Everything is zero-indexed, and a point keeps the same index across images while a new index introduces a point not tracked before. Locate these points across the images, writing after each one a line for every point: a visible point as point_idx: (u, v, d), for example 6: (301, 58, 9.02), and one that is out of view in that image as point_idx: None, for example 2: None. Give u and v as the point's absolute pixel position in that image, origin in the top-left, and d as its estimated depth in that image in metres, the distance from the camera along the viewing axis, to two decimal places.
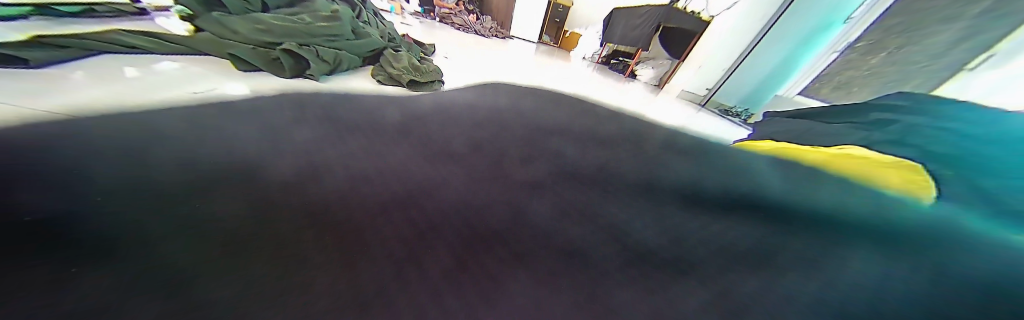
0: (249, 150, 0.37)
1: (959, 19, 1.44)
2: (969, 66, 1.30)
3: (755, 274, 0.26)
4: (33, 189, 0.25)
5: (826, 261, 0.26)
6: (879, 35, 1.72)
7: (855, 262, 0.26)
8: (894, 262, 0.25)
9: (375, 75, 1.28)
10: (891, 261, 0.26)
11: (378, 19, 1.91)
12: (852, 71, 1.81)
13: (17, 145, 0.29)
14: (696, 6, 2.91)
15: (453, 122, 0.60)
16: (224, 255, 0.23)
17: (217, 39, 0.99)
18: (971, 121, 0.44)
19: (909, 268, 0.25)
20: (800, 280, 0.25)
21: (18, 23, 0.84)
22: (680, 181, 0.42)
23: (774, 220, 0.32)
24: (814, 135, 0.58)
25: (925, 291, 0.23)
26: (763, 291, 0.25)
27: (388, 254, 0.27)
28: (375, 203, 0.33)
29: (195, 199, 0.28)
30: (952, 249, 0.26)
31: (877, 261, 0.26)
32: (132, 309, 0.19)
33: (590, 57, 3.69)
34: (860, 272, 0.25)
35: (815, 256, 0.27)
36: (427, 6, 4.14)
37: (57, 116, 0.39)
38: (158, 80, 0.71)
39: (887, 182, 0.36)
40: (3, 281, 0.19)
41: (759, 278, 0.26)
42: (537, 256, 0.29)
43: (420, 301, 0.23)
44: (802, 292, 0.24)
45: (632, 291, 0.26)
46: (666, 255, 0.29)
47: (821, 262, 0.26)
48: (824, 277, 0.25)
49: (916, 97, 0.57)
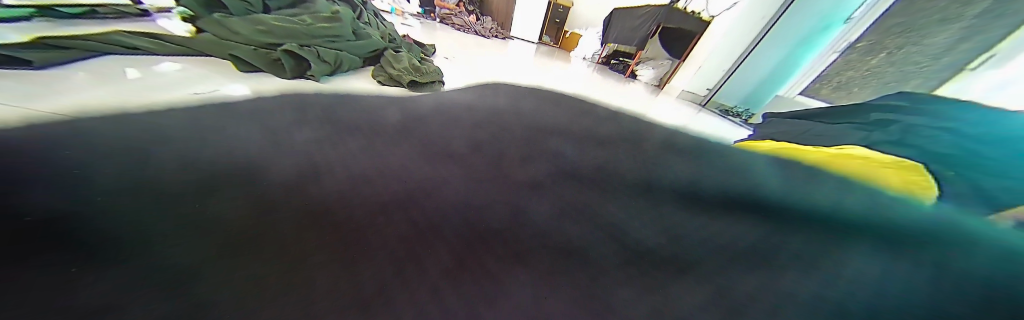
0: (251, 150, 0.37)
1: (958, 19, 1.45)
2: (970, 67, 1.29)
3: (753, 274, 0.26)
4: (38, 190, 0.25)
5: (825, 260, 0.26)
6: (877, 36, 1.72)
7: (853, 261, 0.26)
8: (894, 261, 0.25)
9: (375, 76, 1.28)
10: (890, 259, 0.26)
11: (379, 19, 1.92)
12: (852, 71, 1.80)
13: (22, 145, 0.30)
14: (696, 6, 2.92)
15: (453, 123, 0.60)
16: (225, 255, 0.23)
17: (218, 40, 0.99)
18: (970, 121, 0.44)
19: (909, 266, 0.24)
20: (800, 279, 0.25)
21: (21, 25, 0.85)
22: (679, 181, 0.42)
23: (774, 219, 0.32)
24: (814, 136, 0.58)
25: (925, 289, 0.22)
26: (761, 291, 0.25)
27: (388, 254, 0.27)
28: (376, 203, 0.33)
29: (195, 199, 0.28)
30: (952, 246, 0.26)
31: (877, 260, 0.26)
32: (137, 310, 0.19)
33: (590, 57, 3.69)
34: (859, 271, 0.25)
35: (813, 256, 0.27)
36: (427, 7, 4.15)
37: (61, 117, 0.39)
38: (159, 81, 0.71)
39: (887, 182, 0.36)
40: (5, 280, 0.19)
41: (758, 278, 0.26)
42: (537, 255, 0.29)
43: (420, 300, 0.23)
44: (802, 291, 0.24)
45: (632, 290, 0.26)
46: (665, 254, 0.29)
47: (820, 261, 0.26)
48: (822, 276, 0.25)
49: (916, 97, 0.56)
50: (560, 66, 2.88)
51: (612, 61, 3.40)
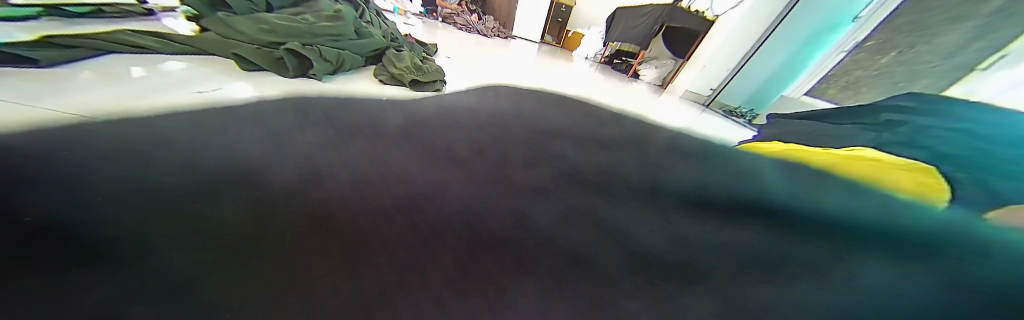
0: (255, 153, 0.37)
1: (970, 18, 1.40)
2: (981, 67, 1.24)
3: (763, 284, 0.26)
4: (43, 194, 0.25)
5: (836, 270, 0.26)
6: (887, 34, 1.69)
7: (866, 270, 0.25)
8: (910, 271, 0.25)
9: (377, 76, 1.29)
10: (905, 268, 0.25)
11: (381, 20, 1.92)
12: (860, 71, 1.77)
13: (30, 149, 0.30)
14: (699, 6, 2.90)
15: (454, 125, 0.60)
16: (226, 260, 0.23)
17: (222, 39, 1.00)
18: (983, 120, 0.43)
19: (925, 275, 0.24)
20: (813, 288, 0.25)
21: (29, 24, 0.86)
22: (684, 185, 0.42)
23: (782, 225, 0.32)
24: (821, 137, 0.57)
25: (943, 297, 0.22)
26: (772, 301, 0.24)
27: (390, 259, 0.27)
28: (378, 207, 0.33)
29: (198, 203, 0.28)
30: (969, 254, 0.25)
31: (890, 270, 0.25)
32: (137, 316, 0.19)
33: (592, 58, 3.68)
34: (874, 281, 0.24)
35: (825, 264, 0.26)
36: (428, 6, 4.15)
37: (72, 118, 0.39)
38: (163, 80, 0.71)
39: (898, 184, 0.35)
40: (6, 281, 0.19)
41: (768, 288, 0.25)
42: (539, 261, 0.29)
43: (423, 307, 0.23)
44: (814, 301, 0.23)
45: (636, 298, 0.25)
46: (671, 262, 0.29)
47: (831, 270, 0.26)
48: (834, 285, 0.24)
49: (925, 98, 0.55)
50: (562, 66, 2.87)
51: (614, 62, 3.38)
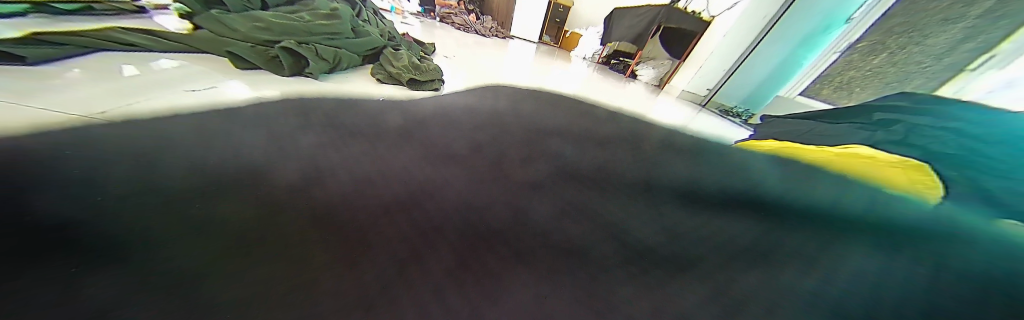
0: (253, 151, 0.37)
1: (961, 20, 1.48)
2: (971, 67, 1.29)
3: (754, 269, 0.26)
4: (47, 191, 0.24)
5: (822, 255, 0.26)
6: (880, 36, 1.77)
7: (855, 257, 0.25)
8: (892, 257, 0.25)
9: (375, 74, 1.28)
10: (890, 255, 0.25)
11: (379, 17, 1.91)
12: (854, 72, 1.86)
13: (31, 146, 0.29)
14: (696, 6, 2.87)
15: (452, 126, 0.59)
16: (228, 256, 0.23)
17: (216, 37, 0.98)
18: (972, 121, 0.44)
19: (910, 260, 0.24)
20: (797, 277, 0.25)
21: (16, 20, 0.84)
22: (679, 180, 0.41)
23: (775, 217, 0.32)
24: (818, 135, 0.57)
25: (926, 286, 0.22)
26: (760, 289, 0.24)
27: (390, 255, 0.26)
28: (377, 205, 0.32)
29: (197, 201, 0.28)
30: (948, 244, 0.25)
31: (877, 257, 0.25)
32: (141, 314, 0.19)
33: (590, 57, 3.58)
34: (861, 267, 0.24)
35: (812, 253, 0.27)
36: (427, 5, 4.10)
37: (66, 121, 0.39)
38: (155, 79, 0.69)
39: (892, 183, 0.35)
40: (7, 277, 0.19)
41: (759, 273, 0.26)
42: (538, 255, 0.28)
43: (424, 298, 0.23)
44: (799, 289, 0.23)
45: (633, 286, 0.26)
46: (665, 253, 0.29)
47: (817, 258, 0.26)
48: (824, 271, 0.24)
49: (916, 97, 0.56)
50: (561, 66, 2.88)
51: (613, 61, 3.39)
